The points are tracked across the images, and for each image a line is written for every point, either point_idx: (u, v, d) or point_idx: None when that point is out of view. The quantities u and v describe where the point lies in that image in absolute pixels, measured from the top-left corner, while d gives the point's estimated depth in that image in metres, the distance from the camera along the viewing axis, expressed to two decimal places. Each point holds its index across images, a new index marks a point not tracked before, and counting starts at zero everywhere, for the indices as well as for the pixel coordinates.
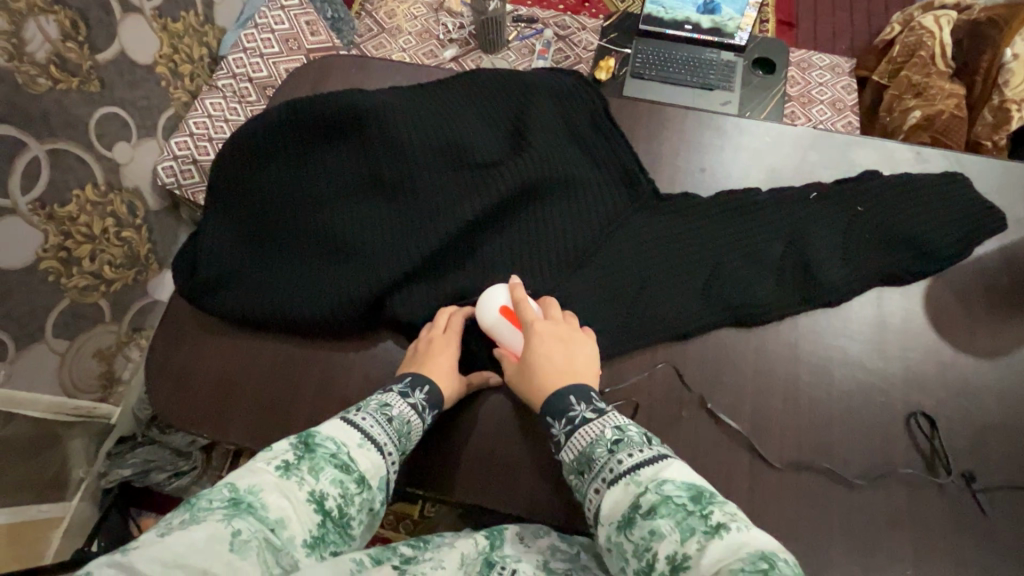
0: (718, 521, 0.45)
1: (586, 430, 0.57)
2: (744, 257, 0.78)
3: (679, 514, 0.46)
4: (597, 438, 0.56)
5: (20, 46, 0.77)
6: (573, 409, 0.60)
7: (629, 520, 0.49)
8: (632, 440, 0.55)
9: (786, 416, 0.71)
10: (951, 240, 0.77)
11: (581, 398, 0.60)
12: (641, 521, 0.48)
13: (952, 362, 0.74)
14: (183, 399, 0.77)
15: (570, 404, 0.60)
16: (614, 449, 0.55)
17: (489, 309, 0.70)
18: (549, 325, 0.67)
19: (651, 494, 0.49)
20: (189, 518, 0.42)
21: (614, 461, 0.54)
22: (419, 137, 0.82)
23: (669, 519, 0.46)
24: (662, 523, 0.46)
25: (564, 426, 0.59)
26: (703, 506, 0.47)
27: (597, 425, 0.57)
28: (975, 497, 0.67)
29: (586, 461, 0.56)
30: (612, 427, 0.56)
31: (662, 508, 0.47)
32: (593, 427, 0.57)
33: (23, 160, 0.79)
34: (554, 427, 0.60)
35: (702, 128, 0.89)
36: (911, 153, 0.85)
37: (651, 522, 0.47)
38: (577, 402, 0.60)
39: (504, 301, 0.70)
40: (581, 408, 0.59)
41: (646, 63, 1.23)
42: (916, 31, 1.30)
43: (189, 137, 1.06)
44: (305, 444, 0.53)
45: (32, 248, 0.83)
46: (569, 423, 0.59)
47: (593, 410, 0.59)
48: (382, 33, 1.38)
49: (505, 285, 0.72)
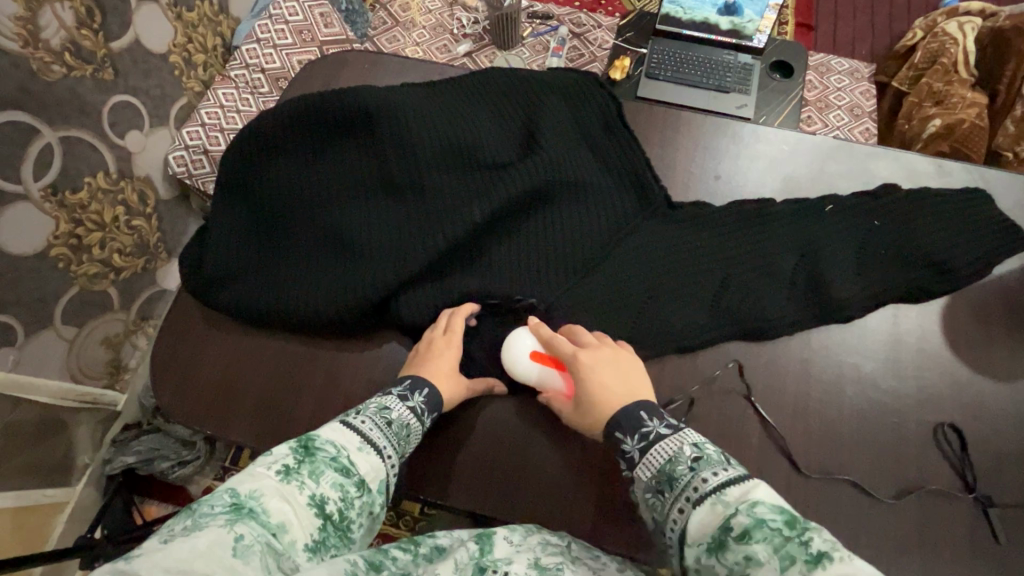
0: (820, 549, 0.39)
1: (663, 447, 0.54)
2: (756, 268, 0.76)
3: (776, 540, 0.41)
4: (675, 456, 0.52)
5: (35, 32, 0.77)
6: (646, 425, 0.56)
7: (720, 543, 0.44)
8: (713, 458, 0.51)
9: (795, 432, 0.70)
10: (973, 259, 0.75)
11: (653, 414, 0.57)
12: (733, 544, 0.43)
13: (967, 383, 0.72)
14: (187, 394, 0.77)
15: (641, 420, 0.57)
16: (695, 467, 0.51)
17: (520, 357, 0.69)
18: (592, 352, 0.64)
19: (741, 517, 0.44)
20: (191, 524, 0.42)
21: (698, 480, 0.49)
22: (430, 137, 0.81)
23: (765, 544, 0.41)
24: (757, 549, 0.41)
25: (638, 441, 0.56)
26: (801, 531, 0.41)
27: (673, 442, 0.54)
28: (989, 523, 0.66)
29: (667, 479, 0.52)
30: (690, 445, 0.53)
31: (757, 532, 0.42)
32: (669, 443, 0.54)
33: (36, 148, 0.79)
34: (626, 443, 0.56)
35: (717, 133, 0.87)
36: (932, 166, 0.83)
37: (745, 547, 0.42)
38: (649, 418, 0.57)
39: (533, 345, 0.69)
40: (656, 424, 0.56)
41: (662, 63, 1.21)
42: (939, 37, 1.28)
43: (200, 127, 1.06)
44: (305, 448, 0.53)
45: (44, 234, 0.83)
46: (643, 439, 0.55)
47: (669, 426, 0.56)
48: (396, 26, 1.37)
49: (528, 328, 0.71)
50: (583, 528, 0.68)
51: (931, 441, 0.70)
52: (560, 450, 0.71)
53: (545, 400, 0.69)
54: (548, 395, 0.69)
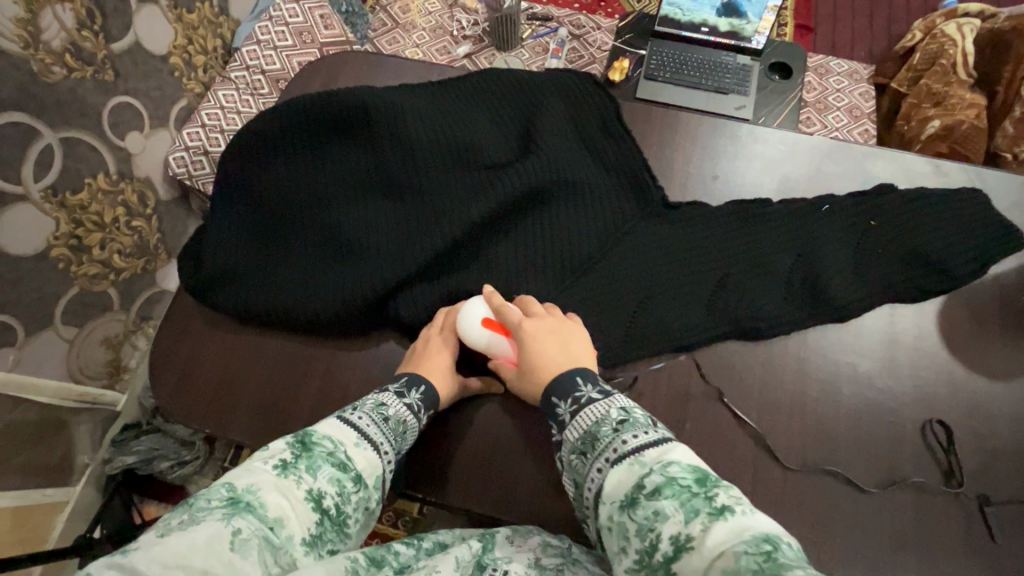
0: (721, 503, 0.43)
1: (591, 410, 0.56)
2: (753, 268, 0.76)
3: (683, 495, 0.44)
4: (602, 419, 0.55)
5: (36, 33, 0.77)
6: (579, 390, 0.59)
7: (633, 500, 0.47)
8: (637, 421, 0.53)
9: (792, 431, 0.70)
10: (969, 258, 0.75)
11: (588, 380, 0.60)
12: (644, 501, 0.46)
13: (963, 382, 0.72)
14: (187, 393, 0.77)
15: (576, 385, 0.59)
16: (619, 430, 0.53)
17: (471, 322, 0.70)
18: (537, 322, 0.67)
19: (654, 475, 0.47)
20: (189, 518, 0.42)
21: (618, 441, 0.52)
22: (428, 136, 0.81)
23: (673, 500, 0.44)
24: (665, 504, 0.44)
25: (570, 406, 0.58)
26: (707, 488, 0.45)
27: (602, 406, 0.56)
28: (986, 521, 0.66)
29: (590, 441, 0.54)
30: (617, 409, 0.55)
31: (666, 489, 0.45)
32: (599, 408, 0.56)
33: (37, 148, 0.80)
34: (560, 407, 0.59)
35: (716, 134, 0.87)
36: (930, 166, 0.83)
37: (655, 502, 0.45)
38: (583, 384, 0.59)
39: (485, 312, 0.70)
40: (588, 390, 0.59)
41: (661, 64, 1.21)
42: (937, 39, 1.28)
43: (200, 128, 1.06)
44: (302, 443, 0.53)
45: (44, 235, 0.84)
46: (576, 404, 0.58)
47: (600, 392, 0.58)
48: (396, 28, 1.37)
49: (481, 296, 0.71)
50: (579, 527, 0.68)
51: (928, 440, 0.70)
52: (556, 449, 0.71)
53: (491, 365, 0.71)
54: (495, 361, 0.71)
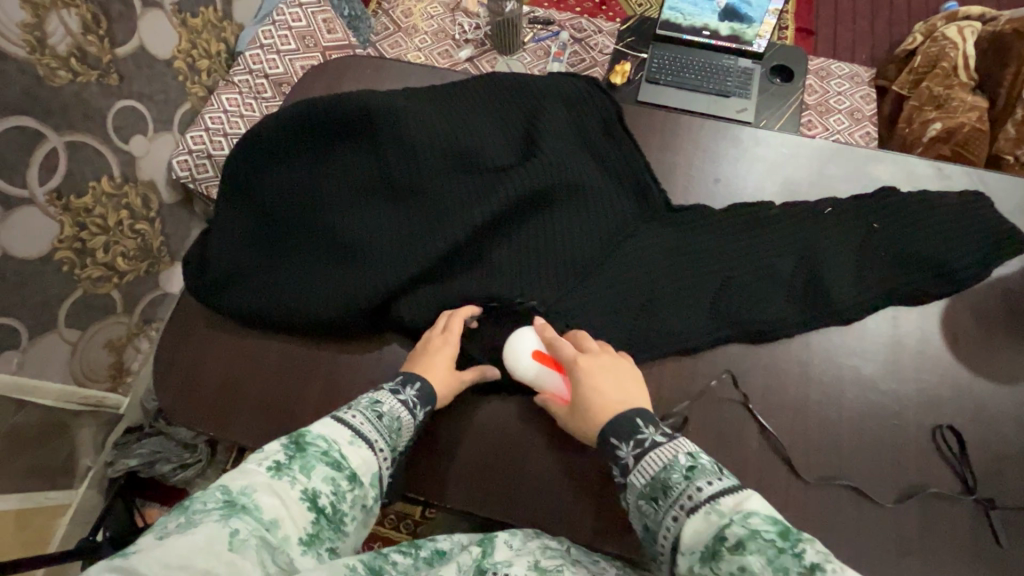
0: (814, 561, 0.39)
1: (657, 454, 0.54)
2: (756, 272, 0.76)
3: (770, 551, 0.41)
4: (670, 464, 0.52)
5: (42, 38, 0.78)
6: (641, 432, 0.56)
7: (714, 553, 0.43)
8: (707, 467, 0.51)
9: (794, 434, 0.70)
10: (972, 261, 0.75)
11: (649, 421, 0.57)
12: (727, 555, 0.42)
13: (967, 386, 0.72)
14: (190, 396, 0.77)
15: (636, 426, 0.57)
16: (689, 476, 0.51)
17: (523, 357, 0.69)
18: (592, 358, 0.65)
19: (736, 527, 0.43)
20: (185, 521, 0.42)
21: (692, 489, 0.49)
22: (432, 141, 0.81)
23: (759, 556, 0.41)
24: (751, 561, 0.41)
25: (632, 448, 0.56)
26: (794, 543, 0.41)
27: (668, 450, 0.54)
28: (990, 525, 0.66)
29: (661, 487, 0.52)
30: (685, 453, 0.53)
31: (750, 543, 0.42)
32: (664, 451, 0.54)
33: (42, 152, 0.80)
34: (620, 449, 0.57)
35: (718, 137, 0.88)
36: (932, 169, 0.83)
37: (739, 558, 0.41)
38: (644, 425, 0.57)
39: (535, 345, 0.70)
40: (649, 431, 0.56)
41: (662, 68, 1.22)
42: (939, 42, 1.28)
43: (204, 132, 1.07)
44: (296, 444, 0.53)
45: (49, 238, 0.84)
46: (638, 446, 0.56)
47: (663, 433, 0.56)
48: (399, 32, 1.38)
49: (532, 329, 0.71)
50: (582, 530, 0.68)
51: (933, 444, 0.70)
52: (558, 453, 0.71)
53: (540, 402, 0.70)
54: (544, 396, 0.70)
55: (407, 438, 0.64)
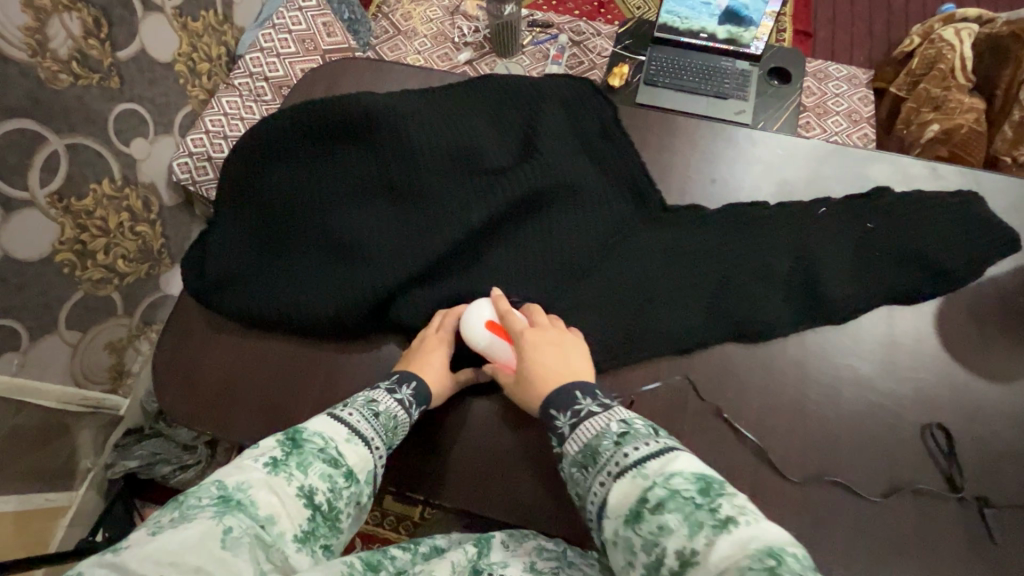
0: (726, 514, 0.43)
1: (591, 423, 0.55)
2: (752, 271, 0.77)
3: (687, 508, 0.44)
4: (602, 432, 0.54)
5: (43, 42, 0.79)
6: (578, 403, 0.58)
7: (637, 514, 0.46)
8: (637, 432, 0.53)
9: (791, 433, 0.70)
10: (967, 260, 0.76)
11: (587, 393, 0.59)
12: (648, 516, 0.45)
13: (963, 385, 0.72)
14: (189, 396, 0.77)
15: (575, 398, 0.59)
16: (620, 442, 0.52)
17: (477, 326, 0.69)
18: (539, 332, 0.67)
19: (657, 489, 0.46)
20: (180, 516, 0.42)
21: (620, 454, 0.51)
22: (430, 141, 0.82)
23: (676, 513, 0.44)
24: (669, 519, 0.44)
25: (569, 418, 0.57)
26: (712, 499, 0.44)
27: (601, 419, 0.55)
28: (986, 523, 0.66)
29: (592, 454, 0.54)
30: (617, 421, 0.54)
31: (669, 502, 0.45)
32: (598, 420, 0.55)
33: (44, 155, 0.81)
34: (559, 419, 0.58)
35: (714, 138, 0.88)
36: (926, 170, 0.84)
37: (659, 516, 0.45)
38: (582, 397, 0.58)
39: (490, 315, 0.70)
40: (587, 402, 0.58)
41: (660, 70, 1.22)
42: (936, 44, 1.29)
43: (205, 134, 1.07)
44: (292, 441, 0.53)
45: (50, 240, 0.85)
46: (575, 416, 0.57)
47: (599, 404, 0.57)
48: (398, 35, 1.39)
49: (488, 299, 0.72)
50: (578, 529, 0.68)
51: (928, 444, 0.70)
52: (554, 452, 0.71)
53: (489, 371, 0.70)
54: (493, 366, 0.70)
55: (403, 434, 0.65)
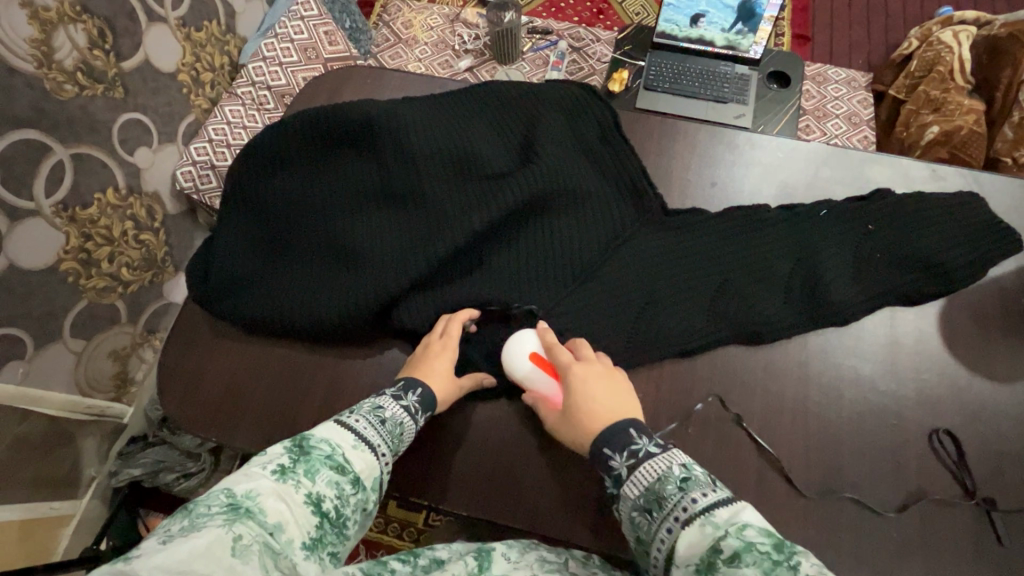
0: (805, 571, 0.41)
1: (651, 465, 0.54)
2: (753, 275, 0.77)
3: (765, 562, 0.42)
4: (664, 475, 0.53)
5: (49, 53, 0.80)
6: (635, 443, 0.56)
7: (710, 565, 0.45)
8: (701, 479, 0.52)
9: (795, 436, 0.70)
10: (968, 261, 0.76)
11: (642, 432, 0.58)
12: (723, 567, 0.44)
13: (966, 385, 0.72)
14: (193, 402, 0.78)
15: (630, 437, 0.57)
16: (684, 487, 0.51)
17: (521, 358, 0.69)
18: (586, 366, 0.65)
19: (732, 539, 0.45)
20: (190, 525, 0.42)
21: (687, 500, 0.50)
22: (432, 148, 0.82)
23: (754, 568, 0.42)
24: (747, 572, 0.42)
25: (626, 458, 0.56)
26: (787, 554, 0.42)
27: (662, 461, 0.54)
28: (992, 524, 0.65)
29: (655, 498, 0.53)
30: (678, 465, 0.54)
31: (746, 555, 0.43)
32: (658, 462, 0.54)
33: (48, 165, 0.82)
34: (614, 459, 0.57)
35: (714, 142, 0.88)
36: (927, 171, 0.84)
37: (735, 569, 0.43)
38: (638, 436, 0.57)
39: (534, 347, 0.70)
40: (644, 442, 0.56)
41: (659, 75, 1.23)
42: (934, 47, 1.30)
43: (208, 143, 1.08)
44: (299, 448, 0.54)
45: (54, 249, 0.85)
46: (631, 456, 0.56)
47: (656, 445, 0.56)
48: (399, 43, 1.41)
49: (533, 332, 0.72)
50: (582, 533, 0.68)
51: (931, 448, 0.69)
52: (557, 459, 0.71)
53: (530, 401, 0.70)
54: (536, 399, 0.69)
55: (409, 441, 0.65)
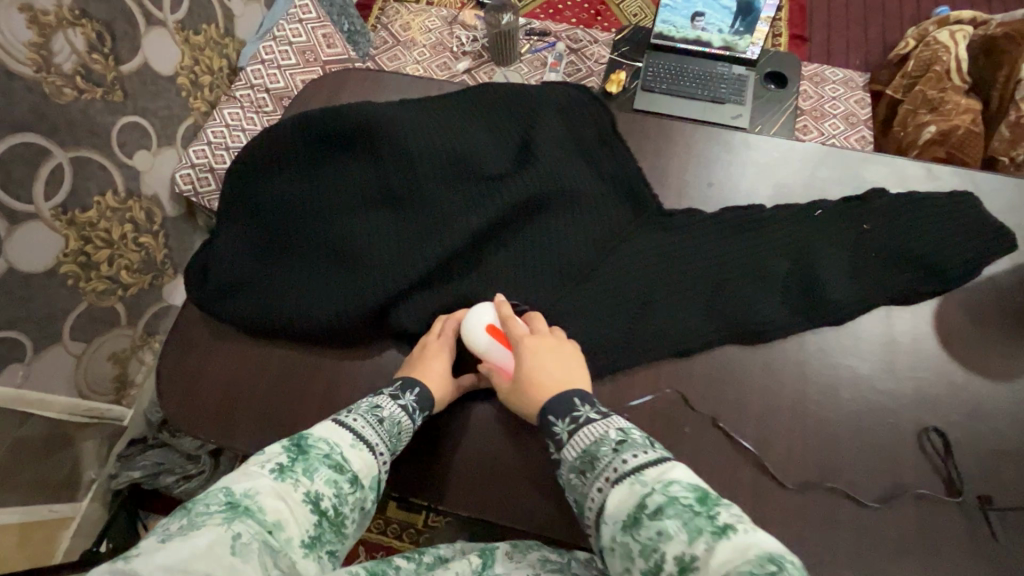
0: (725, 522, 0.45)
1: (589, 430, 0.57)
2: (749, 275, 0.77)
3: (686, 515, 0.45)
4: (600, 438, 0.56)
5: (48, 57, 0.80)
6: (577, 410, 0.60)
7: (636, 519, 0.48)
8: (635, 441, 0.55)
9: (792, 435, 0.71)
10: (963, 260, 0.76)
11: (585, 400, 0.61)
12: (647, 521, 0.47)
13: (962, 383, 0.72)
14: (193, 404, 0.78)
15: (574, 404, 0.60)
16: (618, 449, 0.54)
17: (477, 330, 0.70)
18: (538, 340, 0.67)
19: (657, 495, 0.48)
20: (189, 523, 0.43)
21: (618, 461, 0.53)
22: (429, 149, 0.82)
23: (675, 519, 0.45)
24: (669, 524, 0.45)
25: (568, 424, 0.59)
26: (709, 507, 0.46)
27: (599, 426, 0.57)
28: (988, 522, 0.66)
29: (590, 459, 0.55)
30: (615, 429, 0.56)
31: (669, 509, 0.46)
32: (595, 427, 0.57)
33: (47, 168, 0.82)
34: (557, 425, 0.60)
35: (710, 143, 0.89)
36: (922, 170, 0.84)
37: (658, 523, 0.46)
38: (580, 403, 0.60)
39: (491, 319, 0.71)
40: (585, 409, 0.60)
41: (657, 76, 1.24)
42: (931, 46, 1.30)
43: (206, 145, 1.08)
44: (298, 447, 0.54)
45: (54, 252, 0.86)
46: (573, 422, 0.59)
47: (597, 412, 0.59)
48: (397, 46, 1.42)
49: (489, 304, 0.72)
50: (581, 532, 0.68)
51: (926, 447, 0.69)
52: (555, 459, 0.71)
53: (486, 372, 0.71)
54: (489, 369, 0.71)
55: (406, 441, 0.65)
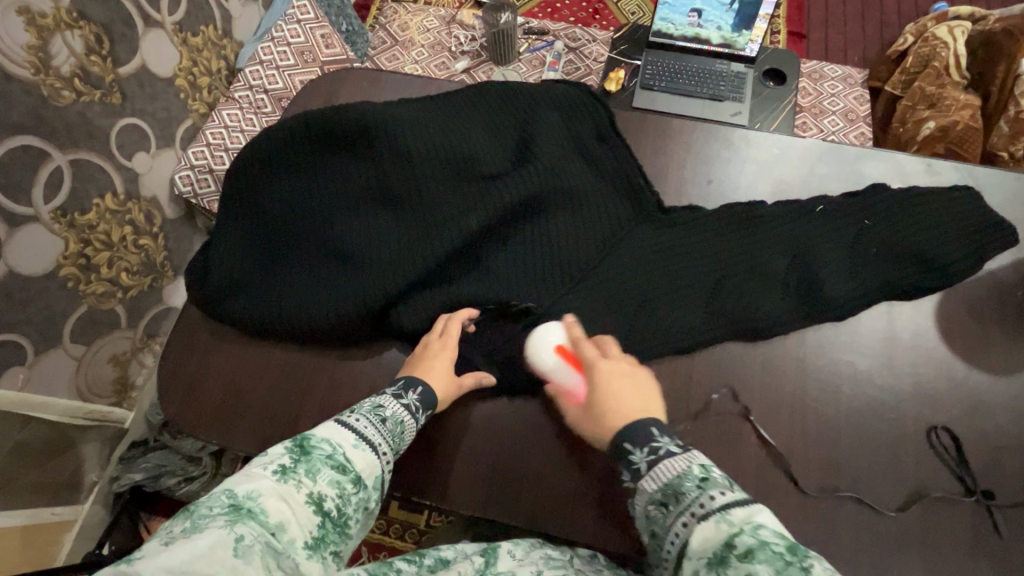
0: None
1: (671, 462, 0.52)
2: (750, 272, 0.77)
3: (778, 562, 0.40)
4: (683, 473, 0.51)
5: (46, 59, 0.80)
6: (656, 440, 0.54)
7: (722, 560, 0.43)
8: (720, 479, 0.50)
9: (794, 432, 0.70)
10: (963, 255, 0.76)
11: (665, 431, 0.55)
12: (735, 563, 0.42)
13: (962, 378, 0.72)
14: (194, 406, 0.78)
15: (653, 435, 0.55)
16: (702, 485, 0.49)
17: (546, 350, 0.71)
18: (613, 364, 0.65)
19: (747, 537, 0.43)
20: (191, 526, 0.43)
21: (704, 497, 0.48)
22: (427, 148, 0.82)
23: (767, 566, 0.40)
24: (759, 569, 0.40)
25: (646, 454, 0.54)
26: (801, 556, 0.41)
27: (681, 459, 0.52)
28: (991, 517, 0.66)
29: (672, 492, 0.50)
30: (697, 464, 0.51)
31: (759, 553, 0.41)
32: (678, 460, 0.52)
33: (46, 170, 0.82)
34: (633, 454, 0.54)
35: (710, 140, 0.89)
36: (922, 165, 0.84)
37: (747, 566, 0.41)
38: (659, 434, 0.55)
39: (560, 340, 0.71)
40: (665, 441, 0.54)
41: (656, 74, 1.24)
42: (930, 42, 1.29)
43: (206, 147, 1.08)
44: (300, 448, 0.54)
45: (53, 255, 0.86)
46: (652, 452, 0.53)
47: (678, 445, 0.54)
48: (395, 46, 1.42)
49: (561, 325, 0.73)
50: (585, 529, 0.68)
51: (928, 443, 0.69)
52: (557, 457, 0.71)
53: (552, 393, 0.71)
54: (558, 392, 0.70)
55: (409, 440, 0.65)
